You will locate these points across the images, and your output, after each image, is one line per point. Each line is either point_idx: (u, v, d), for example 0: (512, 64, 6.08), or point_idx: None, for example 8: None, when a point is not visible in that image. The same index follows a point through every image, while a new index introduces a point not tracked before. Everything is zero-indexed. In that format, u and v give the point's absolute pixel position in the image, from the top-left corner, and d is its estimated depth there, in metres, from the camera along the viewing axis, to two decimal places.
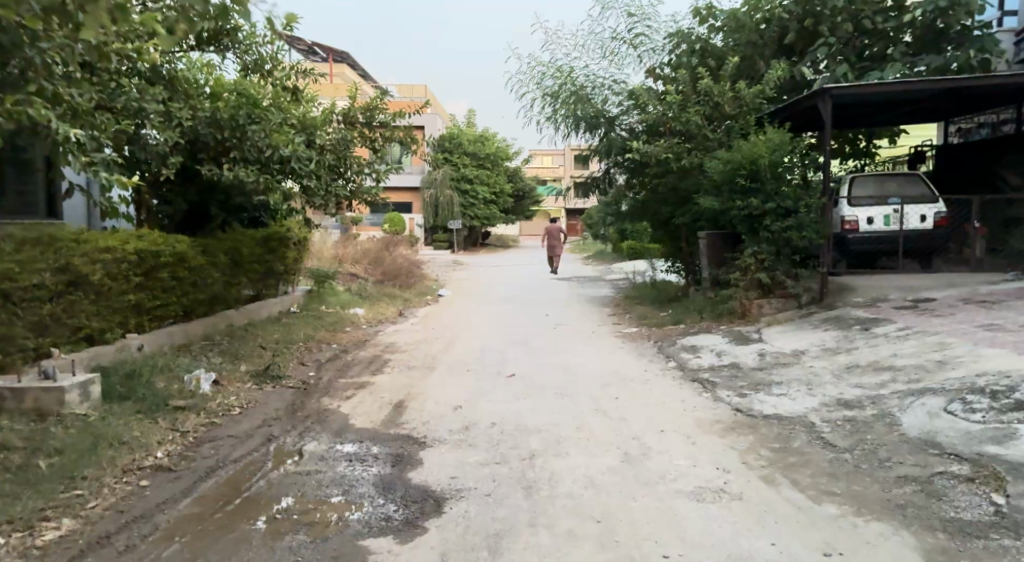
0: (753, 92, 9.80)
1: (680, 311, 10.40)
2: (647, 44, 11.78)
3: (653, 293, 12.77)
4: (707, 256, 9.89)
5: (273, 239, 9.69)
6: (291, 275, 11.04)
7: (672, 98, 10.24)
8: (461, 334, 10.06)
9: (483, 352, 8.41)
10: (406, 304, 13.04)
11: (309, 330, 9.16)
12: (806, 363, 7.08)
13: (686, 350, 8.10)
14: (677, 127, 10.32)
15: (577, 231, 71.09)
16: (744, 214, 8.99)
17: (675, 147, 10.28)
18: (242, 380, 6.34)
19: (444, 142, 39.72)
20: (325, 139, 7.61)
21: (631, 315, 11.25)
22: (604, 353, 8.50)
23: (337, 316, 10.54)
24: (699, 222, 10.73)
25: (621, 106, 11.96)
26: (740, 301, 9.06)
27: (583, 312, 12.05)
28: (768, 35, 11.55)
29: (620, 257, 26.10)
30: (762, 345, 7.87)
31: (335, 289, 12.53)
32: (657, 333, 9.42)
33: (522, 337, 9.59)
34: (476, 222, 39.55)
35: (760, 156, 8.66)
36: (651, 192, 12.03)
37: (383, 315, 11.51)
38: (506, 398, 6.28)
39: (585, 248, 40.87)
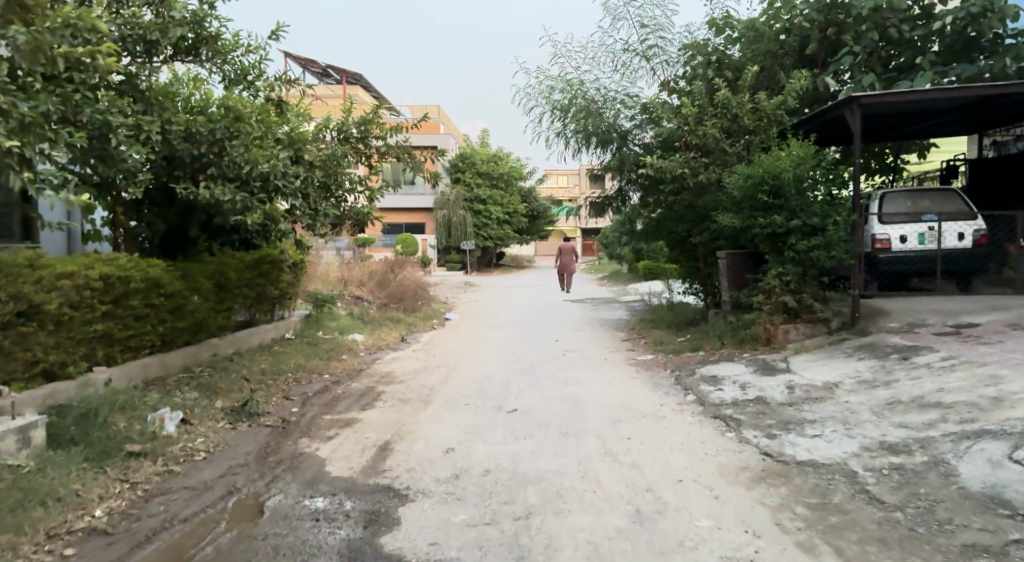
0: (774, 103, 9.18)
1: (699, 337, 9.71)
2: (661, 56, 11.25)
3: (669, 316, 12.08)
4: (727, 278, 9.21)
5: (265, 262, 9.25)
6: (287, 300, 10.58)
7: (687, 109, 9.65)
8: (463, 361, 9.40)
9: (484, 383, 7.73)
10: (410, 329, 12.51)
11: (301, 359, 8.64)
12: (841, 398, 6.33)
13: (706, 381, 7.39)
14: (693, 140, 9.71)
15: (593, 252, 70.45)
16: (766, 232, 8.33)
17: (692, 162, 9.66)
18: (215, 418, 5.87)
19: (457, 162, 39.54)
20: (314, 153, 7.08)
21: (646, 341, 10.58)
22: (615, 383, 7.78)
23: (335, 342, 10.01)
24: (717, 242, 10.08)
25: (634, 121, 11.42)
26: (764, 326, 8.36)
27: (595, 337, 11.37)
28: (789, 47, 10.82)
29: (636, 277, 25.41)
30: (790, 376, 7.14)
31: (336, 313, 12.04)
32: (673, 361, 8.73)
33: (528, 365, 8.93)
34: (489, 243, 39.14)
35: (782, 170, 8.01)
36: (667, 209, 11.41)
37: (385, 341, 10.97)
38: (504, 438, 5.59)
39: (601, 268, 40.23)
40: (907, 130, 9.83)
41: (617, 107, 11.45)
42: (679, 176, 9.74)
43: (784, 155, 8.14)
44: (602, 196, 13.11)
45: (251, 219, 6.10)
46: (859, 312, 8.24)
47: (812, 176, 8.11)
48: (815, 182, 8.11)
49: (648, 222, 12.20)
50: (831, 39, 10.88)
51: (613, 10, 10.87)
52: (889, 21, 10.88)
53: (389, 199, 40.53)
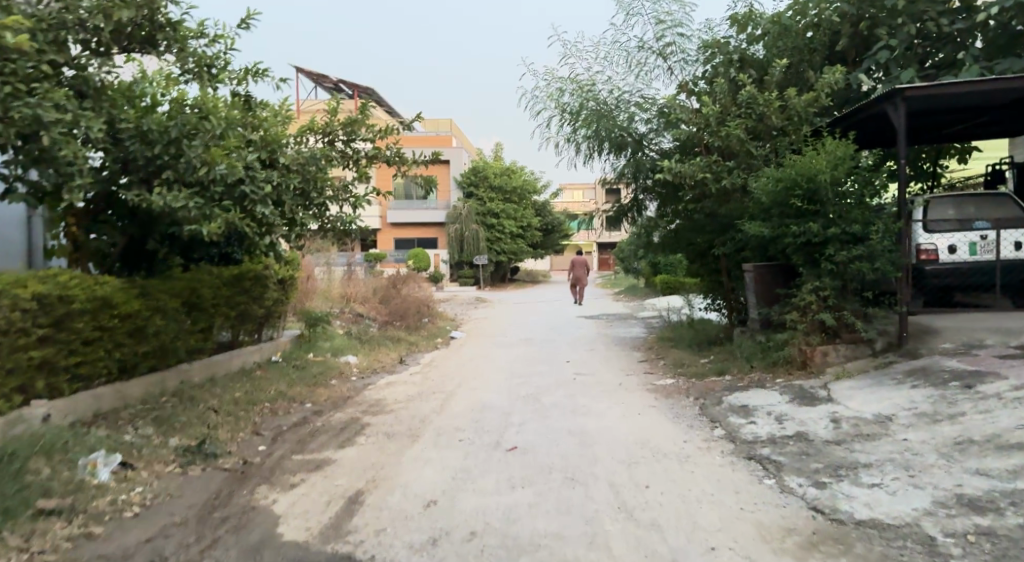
0: (806, 100, 8.27)
1: (724, 359, 8.72)
2: (679, 54, 10.46)
3: (690, 335, 11.08)
4: (756, 294, 8.25)
5: (244, 278, 8.56)
6: (275, 319, 9.87)
7: (708, 109, 8.80)
8: (461, 386, 8.48)
9: (481, 415, 6.78)
10: (410, 349, 11.68)
11: (282, 386, 7.86)
12: (897, 434, 5.14)
13: (734, 411, 6.42)
14: (716, 143, 8.85)
15: (611, 267, 69.37)
16: (799, 241, 7.40)
17: (712, 166, 8.79)
18: (164, 463, 5.18)
19: (470, 176, 38.96)
20: (289, 157, 6.51)
21: (665, 362, 9.61)
22: (629, 413, 6.79)
23: (325, 366, 9.21)
24: (743, 253, 9.14)
25: (650, 124, 10.61)
26: (799, 347, 7.36)
27: (609, 358, 10.39)
28: (817, 43, 9.84)
29: (654, 293, 24.33)
30: (832, 406, 6.13)
31: (331, 333, 11.29)
32: (696, 387, 7.76)
33: (533, 391, 7.99)
34: (503, 258, 38.31)
35: (819, 172, 7.08)
36: (685, 218, 10.53)
37: (381, 363, 10.14)
38: (496, 487, 4.63)
39: (618, 282, 39.04)
40: (951, 131, 8.86)
41: (633, 110, 10.63)
42: (699, 182, 8.87)
43: (819, 155, 7.22)
44: (615, 207, 12.27)
45: (208, 228, 5.37)
46: (907, 331, 7.20)
47: (851, 179, 7.19)
48: (855, 186, 7.18)
49: (666, 232, 11.31)
50: (864, 34, 9.87)
51: (626, 5, 10.12)
52: (925, 14, 9.65)
53: (402, 214, 40.12)
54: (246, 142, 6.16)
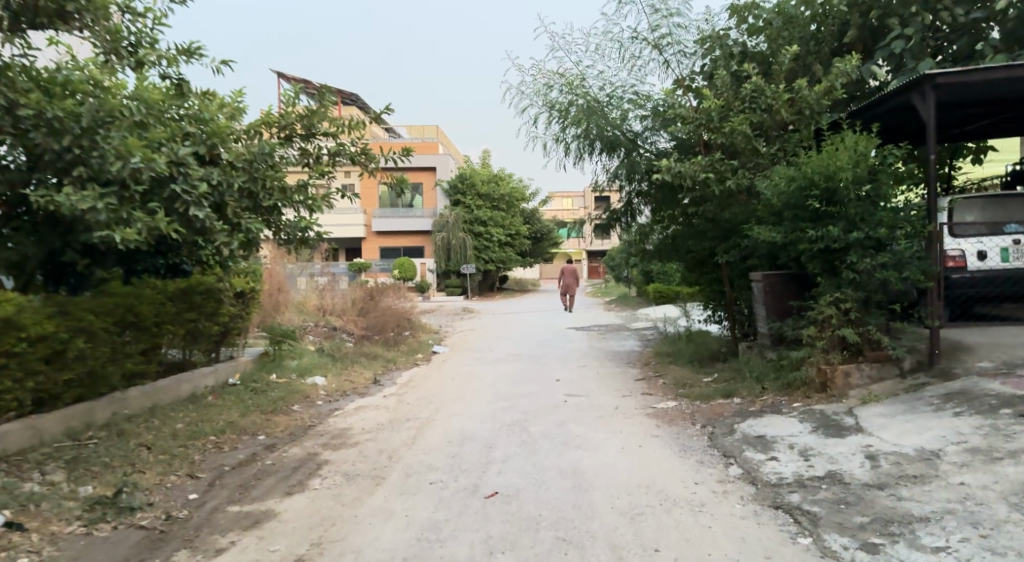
0: (818, 91, 7.51)
1: (732, 379, 7.88)
2: (675, 46, 9.69)
3: (689, 350, 10.24)
4: (766, 307, 7.43)
5: (193, 293, 7.61)
6: (234, 336, 8.91)
7: (711, 102, 8.00)
8: (439, 411, 7.56)
9: (458, 448, 5.86)
10: (386, 367, 10.74)
11: (233, 415, 6.90)
12: (949, 473, 4.31)
13: (750, 443, 5.56)
14: (720, 140, 8.06)
15: (601, 275, 68.66)
16: (817, 247, 6.61)
17: (721, 164, 7.95)
18: (66, 521, 4.22)
19: (457, 184, 38.13)
20: (234, 153, 5.61)
21: (664, 381, 8.74)
22: (629, 445, 5.91)
23: (287, 389, 8.25)
24: (749, 262, 8.33)
25: (645, 123, 9.82)
26: (818, 367, 6.55)
27: (603, 376, 9.52)
28: (825, 32, 9.11)
29: (646, 302, 23.54)
30: (863, 438, 5.29)
31: (299, 350, 10.34)
32: (701, 411, 6.90)
33: (518, 417, 7.08)
34: (491, 267, 37.44)
35: (839, 169, 6.29)
36: (684, 222, 9.76)
37: (353, 384, 9.21)
38: (470, 552, 3.72)
39: (608, 291, 38.25)
40: (974, 126, 8.20)
41: (626, 106, 9.82)
42: (701, 182, 8.06)
43: (839, 148, 6.45)
44: (608, 212, 11.45)
45: (123, 235, 4.46)
46: (939, 349, 6.42)
47: (880, 175, 6.39)
48: (884, 183, 6.37)
49: (663, 239, 10.50)
50: (874, 24, 9.17)
51: None
52: (939, 3, 8.99)
53: (387, 222, 39.07)
54: (179, 137, 5.28)
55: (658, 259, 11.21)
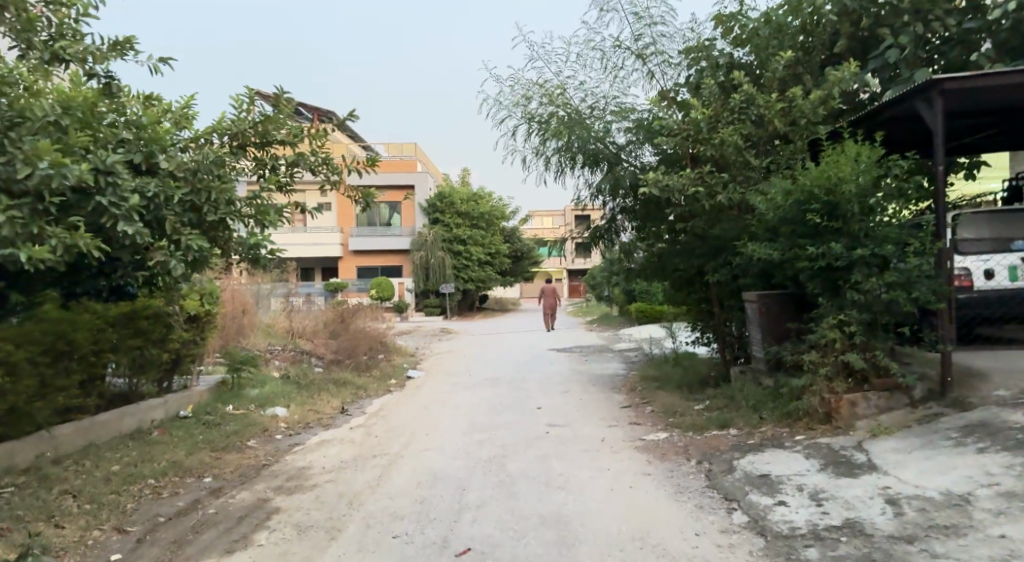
0: (814, 100, 7.17)
1: (726, 407, 7.38)
2: (659, 57, 9.33)
3: (677, 373, 9.76)
4: (763, 330, 6.97)
5: (144, 315, 6.88)
6: (190, 361, 8.17)
7: (700, 113, 7.60)
8: (409, 443, 6.89)
9: (427, 492, 5.21)
10: (357, 394, 10.05)
11: (180, 452, 6.16)
12: (988, 520, 3.81)
13: (755, 483, 5.03)
14: (710, 152, 7.65)
15: (581, 294, 68.44)
16: (819, 265, 6.17)
17: (712, 177, 7.52)
18: None
19: (436, 202, 37.66)
20: (175, 161, 4.87)
21: (653, 408, 8.21)
22: (618, 485, 5.31)
23: (245, 421, 7.54)
24: (743, 282, 7.90)
25: (629, 136, 9.37)
26: (821, 397, 6.10)
27: (588, 402, 8.94)
28: (814, 43, 8.85)
29: (628, 322, 23.12)
30: (880, 477, 4.80)
31: (262, 377, 9.59)
32: (697, 443, 6.37)
33: (496, 451, 6.46)
34: (471, 286, 36.85)
35: (844, 182, 5.96)
36: (671, 240, 9.33)
37: (319, 413, 8.52)
38: None
39: (588, 310, 37.87)
40: (970, 139, 7.98)
41: (609, 118, 9.40)
42: (691, 197, 7.62)
43: (840, 160, 6.06)
44: (591, 228, 10.99)
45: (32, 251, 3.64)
46: (949, 376, 6.00)
47: (883, 189, 6.01)
48: (889, 198, 6.01)
49: (648, 257, 10.06)
50: (864, 35, 8.99)
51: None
52: (931, 15, 8.80)
53: (365, 240, 38.25)
54: (103, 141, 4.63)
55: (643, 278, 10.76)
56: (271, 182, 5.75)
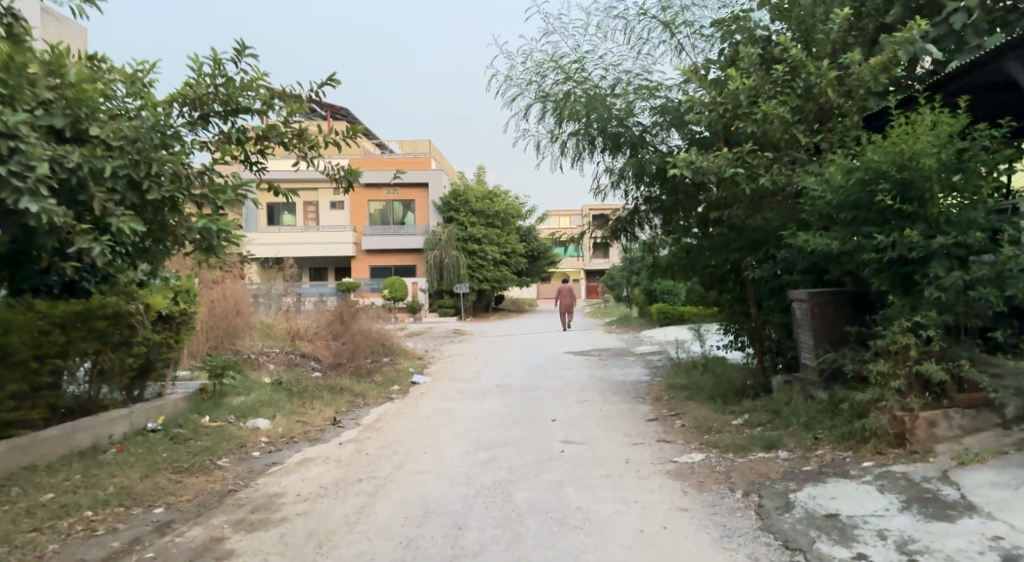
0: (876, 66, 6.10)
1: (770, 424, 6.33)
2: (687, 29, 8.32)
3: (708, 382, 8.72)
4: (817, 333, 5.94)
5: (104, 316, 6.01)
6: (163, 366, 7.34)
7: (739, 83, 6.57)
8: (403, 464, 5.94)
9: (414, 531, 4.25)
10: (353, 402, 9.14)
11: (134, 474, 5.30)
12: None
13: (821, 528, 4.00)
14: (752, 129, 6.62)
15: (598, 294, 67.24)
16: (889, 257, 5.12)
17: (754, 156, 6.49)
18: None
19: (450, 200, 36.88)
20: (107, 128, 3.99)
21: (683, 422, 7.18)
22: (649, 525, 4.29)
23: (219, 436, 6.66)
24: (788, 278, 6.86)
25: (653, 117, 8.35)
26: (892, 415, 5.06)
27: (609, 413, 7.93)
28: (869, 6, 7.73)
29: (648, 323, 22.03)
30: (985, 523, 3.75)
31: (249, 384, 8.75)
32: (740, 467, 5.34)
33: (502, 476, 5.48)
34: (485, 286, 35.98)
35: (921, 154, 4.87)
36: (704, 230, 8.32)
37: (306, 425, 7.63)
38: None
39: (606, 311, 36.77)
40: None
41: (633, 96, 8.39)
42: (729, 180, 6.59)
43: (916, 128, 5.01)
44: (612, 220, 9.97)
45: None
46: None
47: (970, 163, 4.95)
48: (976, 175, 4.93)
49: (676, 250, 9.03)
50: None
51: None
52: None
53: (378, 239, 37.53)
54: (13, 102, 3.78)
55: (671, 274, 9.74)
56: (228, 155, 4.86)
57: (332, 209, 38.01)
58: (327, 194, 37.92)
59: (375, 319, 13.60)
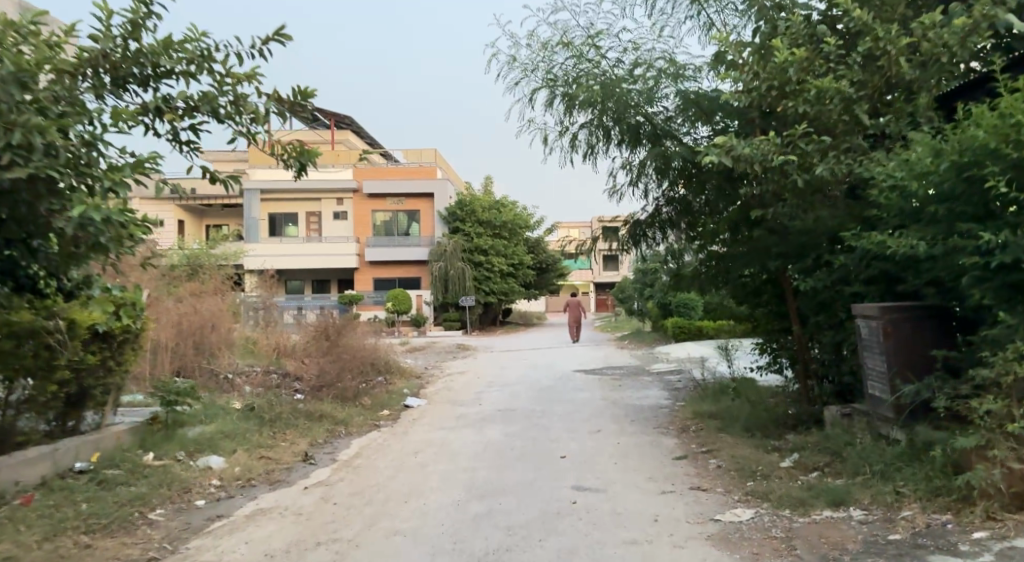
0: (961, 26, 4.91)
1: (830, 470, 5.10)
2: (717, 3, 7.22)
3: (742, 411, 7.48)
4: (894, 358, 4.73)
5: (20, 335, 4.95)
6: (102, 391, 6.25)
7: (788, 54, 5.47)
8: (373, 520, 4.77)
9: None
10: (332, 432, 7.98)
11: (29, 536, 4.14)
12: None
13: None
14: (803, 108, 5.51)
15: (608, 307, 65.79)
16: (998, 262, 3.88)
17: (805, 141, 5.32)
18: None
19: (457, 211, 35.87)
20: None
21: (719, 460, 5.95)
22: None
23: (159, 480, 5.52)
24: (848, 289, 5.65)
25: (676, 104, 7.28)
26: None
27: (627, 448, 6.71)
28: None
29: (664, 338, 20.76)
30: None
31: (209, 416, 7.66)
32: (803, 531, 4.12)
33: (499, 540, 4.27)
34: (492, 298, 34.79)
35: None
36: (737, 230, 7.21)
37: (271, 463, 6.49)
38: None
39: (617, 324, 35.37)
40: None
41: (655, 80, 7.31)
42: (775, 171, 5.42)
43: None
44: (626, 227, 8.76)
45: None
46: None
47: None
48: None
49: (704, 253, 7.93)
50: None
51: None
52: None
53: (381, 251, 36.56)
54: None
55: (696, 286, 8.56)
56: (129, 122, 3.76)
57: (335, 220, 37.13)
58: (330, 205, 37.06)
59: (368, 335, 12.62)
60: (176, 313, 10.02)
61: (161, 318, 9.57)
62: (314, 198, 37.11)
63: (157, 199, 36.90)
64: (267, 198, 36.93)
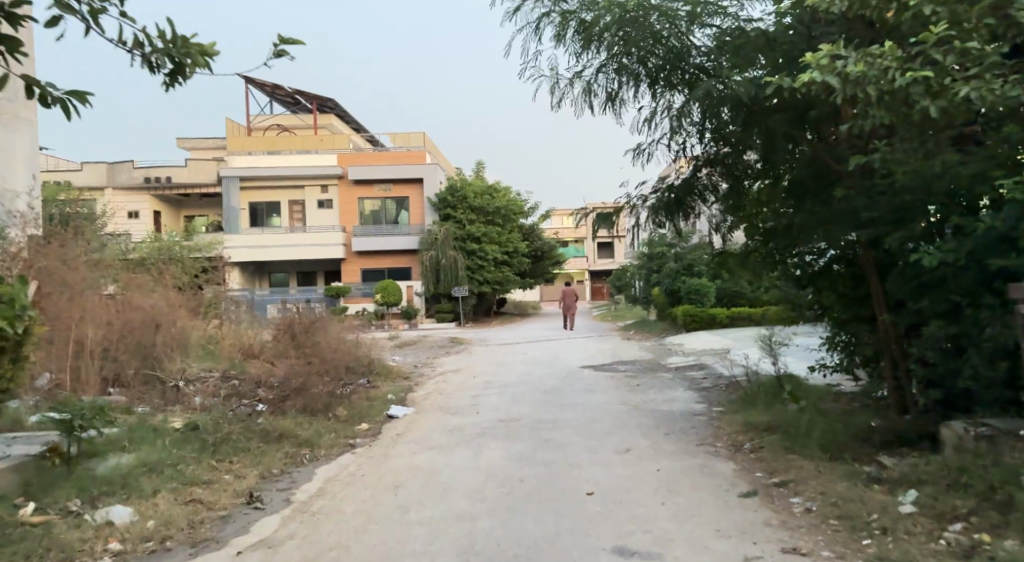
0: None
1: (985, 521, 3.54)
2: None
3: (811, 423, 5.90)
4: None
5: None
6: None
7: None
8: None
9: None
10: (291, 458, 6.35)
11: None
12: None
13: None
14: (929, 9, 3.84)
15: (604, 296, 64.30)
16: None
17: (943, 51, 3.63)
18: None
19: (447, 197, 34.10)
20: None
21: (805, 500, 4.38)
22: None
23: (25, 549, 3.88)
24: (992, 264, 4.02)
25: (722, 31, 5.70)
26: None
27: (672, 478, 5.13)
28: None
29: (673, 327, 19.21)
30: None
31: (127, 445, 6.04)
32: None
33: None
34: (486, 288, 33.17)
35: None
36: (803, 196, 5.67)
37: (201, 511, 4.88)
38: None
39: (616, 314, 33.80)
40: None
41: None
42: (896, 96, 3.81)
43: None
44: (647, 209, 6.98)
45: None
46: None
47: None
48: None
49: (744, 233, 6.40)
50: None
51: None
52: None
53: (368, 241, 34.72)
54: None
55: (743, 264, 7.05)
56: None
57: (319, 209, 35.29)
58: (313, 193, 35.17)
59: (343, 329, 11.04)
60: (105, 309, 8.47)
61: (86, 313, 8.07)
62: (297, 186, 35.21)
63: (133, 187, 35.17)
64: (247, 186, 35.02)
